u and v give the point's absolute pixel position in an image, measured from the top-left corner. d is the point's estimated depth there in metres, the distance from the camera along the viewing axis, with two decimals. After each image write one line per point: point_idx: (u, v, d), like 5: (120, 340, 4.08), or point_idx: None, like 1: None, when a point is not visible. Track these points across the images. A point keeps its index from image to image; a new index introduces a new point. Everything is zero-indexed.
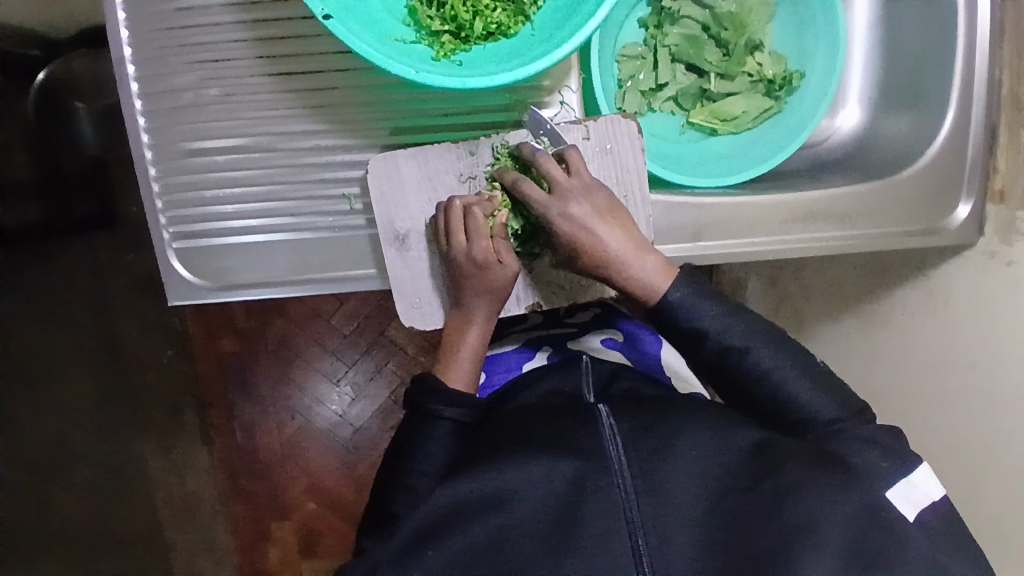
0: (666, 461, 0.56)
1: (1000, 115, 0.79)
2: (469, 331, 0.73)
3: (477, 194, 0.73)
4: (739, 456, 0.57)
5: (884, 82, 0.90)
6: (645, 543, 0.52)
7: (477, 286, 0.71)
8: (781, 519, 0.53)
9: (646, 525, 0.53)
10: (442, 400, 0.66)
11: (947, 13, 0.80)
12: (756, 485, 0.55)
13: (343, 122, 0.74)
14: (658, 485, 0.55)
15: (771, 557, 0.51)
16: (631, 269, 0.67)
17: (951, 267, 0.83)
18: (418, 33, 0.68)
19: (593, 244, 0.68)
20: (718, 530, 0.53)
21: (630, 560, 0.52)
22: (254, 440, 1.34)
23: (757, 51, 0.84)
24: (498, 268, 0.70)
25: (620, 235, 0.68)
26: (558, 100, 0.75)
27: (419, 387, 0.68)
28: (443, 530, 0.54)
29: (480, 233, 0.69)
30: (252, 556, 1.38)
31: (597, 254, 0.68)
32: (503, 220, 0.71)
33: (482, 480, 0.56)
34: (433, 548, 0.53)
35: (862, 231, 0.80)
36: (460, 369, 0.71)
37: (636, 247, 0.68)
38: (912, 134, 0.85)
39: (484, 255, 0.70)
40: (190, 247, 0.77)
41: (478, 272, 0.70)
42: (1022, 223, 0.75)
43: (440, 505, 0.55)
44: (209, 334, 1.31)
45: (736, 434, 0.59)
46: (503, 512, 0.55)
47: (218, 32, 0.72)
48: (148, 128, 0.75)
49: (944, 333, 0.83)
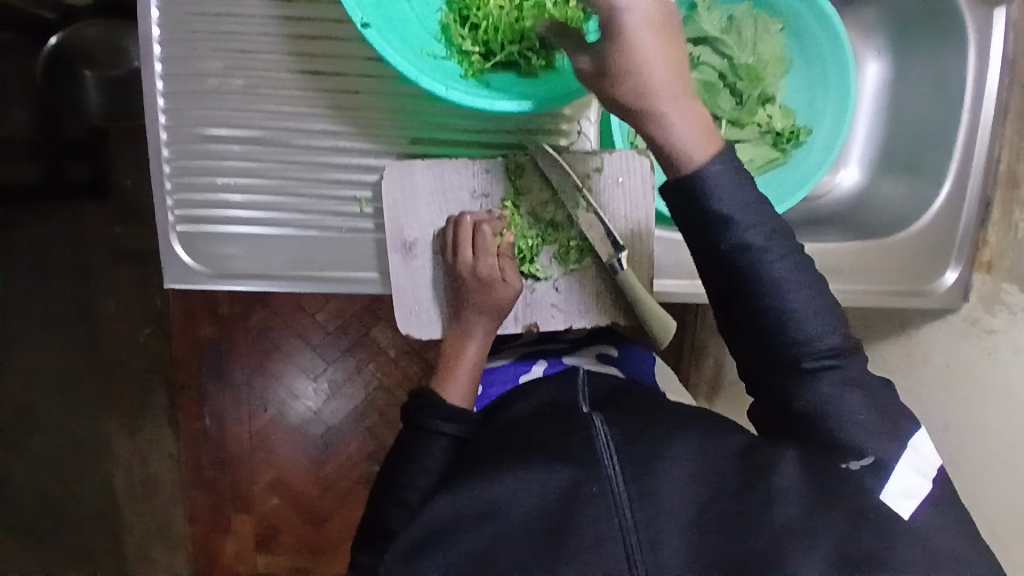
0: (658, 466, 0.56)
1: (993, 191, 0.82)
2: (469, 344, 0.74)
3: (488, 212, 0.75)
4: (729, 460, 0.58)
5: (886, 147, 0.92)
6: (639, 549, 0.52)
7: (478, 300, 0.73)
8: (772, 523, 0.52)
9: (637, 528, 0.53)
10: (437, 416, 0.69)
11: (956, 89, 0.83)
12: (746, 488, 0.54)
13: (364, 126, 0.74)
14: (651, 489, 0.55)
15: (760, 560, 0.50)
16: (671, 135, 0.53)
17: (932, 329, 0.86)
18: (448, 50, 0.68)
19: (639, 82, 0.51)
20: (709, 535, 0.52)
21: (624, 563, 0.52)
22: (223, 429, 1.31)
23: (769, 103, 0.87)
24: (502, 286, 0.73)
25: (671, 80, 0.51)
26: (576, 130, 0.77)
27: (417, 401, 0.71)
28: (438, 539, 0.56)
29: (487, 247, 0.72)
30: (206, 547, 1.35)
31: (643, 97, 0.51)
32: (510, 240, 0.74)
33: (477, 488, 0.58)
34: (430, 558, 0.55)
35: (853, 286, 0.83)
36: (457, 384, 0.72)
37: (682, 101, 0.53)
38: (906, 200, 0.88)
39: (488, 272, 0.72)
40: (194, 232, 0.76)
41: (483, 288, 0.73)
42: (1005, 294, 0.78)
43: (441, 514, 0.58)
44: (189, 313, 1.27)
45: (725, 440, 0.60)
46: (499, 520, 0.56)
47: (249, 23, 0.72)
48: (166, 109, 0.74)
49: (915, 394, 0.86)
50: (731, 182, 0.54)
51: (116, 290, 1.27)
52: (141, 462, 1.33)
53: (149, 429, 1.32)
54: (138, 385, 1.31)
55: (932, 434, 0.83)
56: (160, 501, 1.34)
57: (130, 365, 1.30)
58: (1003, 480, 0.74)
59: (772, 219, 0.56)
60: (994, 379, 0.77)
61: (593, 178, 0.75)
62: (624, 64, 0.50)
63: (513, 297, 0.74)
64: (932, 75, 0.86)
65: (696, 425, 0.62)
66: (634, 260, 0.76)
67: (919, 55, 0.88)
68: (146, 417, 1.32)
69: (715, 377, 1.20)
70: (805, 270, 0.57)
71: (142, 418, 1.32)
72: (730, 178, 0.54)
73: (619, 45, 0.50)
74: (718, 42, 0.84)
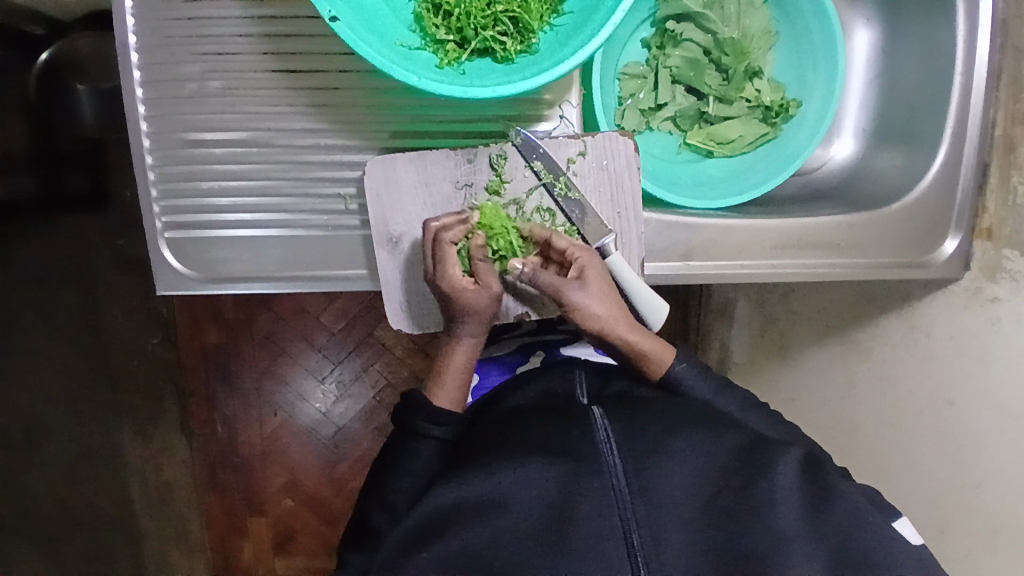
0: (660, 462, 0.61)
1: (990, 158, 0.81)
2: (457, 347, 0.72)
3: (456, 216, 0.72)
4: (728, 455, 0.63)
5: (879, 117, 0.91)
6: (640, 543, 0.58)
7: (453, 309, 0.70)
8: (771, 524, 0.58)
9: (639, 524, 0.58)
10: (425, 418, 0.68)
11: (947, 54, 0.81)
12: (748, 485, 0.60)
13: (345, 122, 0.74)
14: (652, 484, 0.60)
15: (758, 559, 0.57)
16: (639, 337, 0.72)
17: (934, 301, 0.84)
18: (424, 40, 0.68)
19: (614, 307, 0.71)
20: (709, 530, 0.59)
21: (626, 559, 0.57)
22: (234, 433, 1.33)
23: (757, 77, 0.85)
24: (473, 294, 0.69)
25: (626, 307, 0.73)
26: (558, 114, 0.75)
27: (407, 404, 0.70)
28: (437, 532, 0.60)
29: (449, 262, 0.69)
30: (223, 551, 1.37)
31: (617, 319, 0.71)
32: (479, 241, 0.71)
33: (476, 483, 0.61)
34: (427, 549, 0.59)
35: (850, 259, 0.81)
36: (449, 387, 0.72)
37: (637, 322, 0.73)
38: (903, 170, 0.86)
39: (452, 286, 0.69)
40: (183, 237, 0.77)
41: (454, 299, 0.69)
42: (1007, 262, 0.76)
43: (435, 508, 0.62)
44: (195, 325, 1.29)
45: (728, 434, 0.65)
46: (503, 512, 0.60)
47: (224, 25, 0.72)
48: (148, 116, 0.74)
49: (917, 368, 0.85)
50: (692, 375, 0.73)
51: (121, 301, 1.28)
52: (154, 470, 1.35)
53: (161, 437, 1.33)
54: (148, 393, 1.32)
55: (936, 408, 0.82)
56: (177, 507, 1.36)
57: (140, 375, 1.31)
58: (1012, 452, 0.73)
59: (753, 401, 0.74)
60: (998, 352, 0.75)
61: (577, 163, 0.74)
62: (602, 292, 0.70)
63: (489, 304, 0.70)
64: (923, 43, 0.85)
65: (693, 425, 0.65)
66: (623, 244, 0.76)
67: (911, 22, 0.86)
68: (159, 425, 1.33)
69: (720, 357, 1.23)
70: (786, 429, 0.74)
71: (154, 426, 1.33)
72: (689, 372, 0.72)
73: (596, 284, 0.70)
74: (701, 17, 0.82)
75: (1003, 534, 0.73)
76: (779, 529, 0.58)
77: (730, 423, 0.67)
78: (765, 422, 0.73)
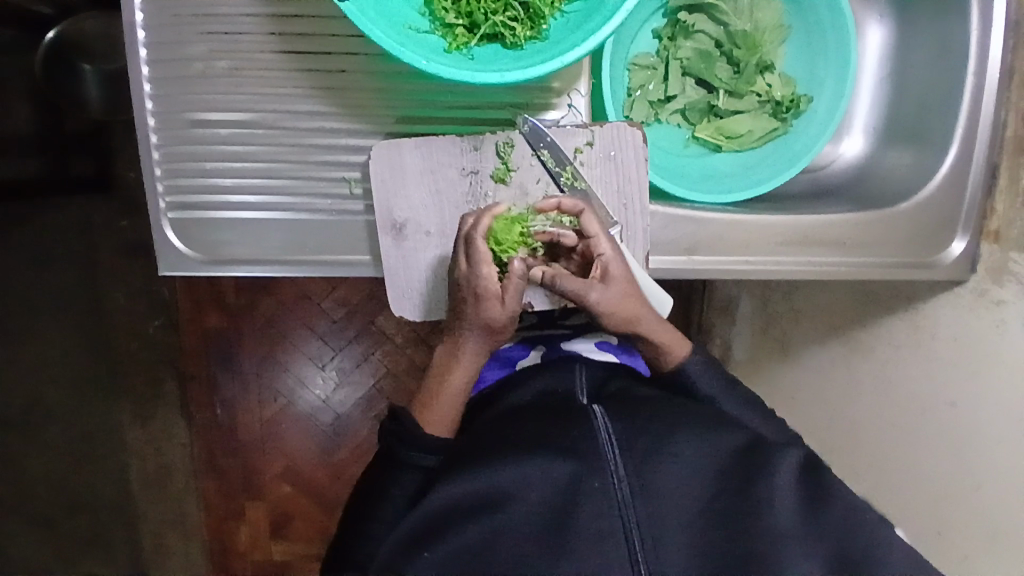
0: (662, 462, 0.61)
1: (1000, 158, 0.80)
2: (457, 367, 0.70)
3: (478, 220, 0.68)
4: (728, 456, 0.63)
5: (891, 115, 0.91)
6: (642, 549, 0.57)
7: (474, 314, 0.67)
8: (769, 524, 0.58)
9: (641, 527, 0.58)
10: (418, 447, 0.66)
11: (959, 53, 0.80)
12: (750, 486, 0.60)
13: (352, 105, 0.74)
14: (654, 484, 0.60)
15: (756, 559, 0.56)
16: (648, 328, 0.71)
17: (939, 303, 0.83)
18: (432, 24, 0.67)
19: (627, 307, 0.69)
20: (708, 533, 0.59)
21: (627, 563, 0.57)
22: (233, 418, 1.33)
23: (768, 72, 0.85)
24: (496, 302, 0.66)
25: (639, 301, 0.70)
26: (566, 103, 0.75)
27: (391, 425, 0.68)
28: (439, 532, 0.60)
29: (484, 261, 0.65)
30: (219, 535, 1.37)
31: (626, 314, 0.70)
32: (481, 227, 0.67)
33: (478, 480, 0.61)
34: (430, 550, 0.59)
35: (857, 259, 0.80)
36: (442, 412, 0.69)
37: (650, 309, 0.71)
38: (912, 169, 0.86)
39: (487, 283, 0.66)
40: (186, 218, 0.76)
41: (478, 303, 0.66)
42: (1014, 265, 0.76)
43: (437, 505, 0.61)
44: (196, 306, 1.28)
45: (728, 435, 0.64)
46: (504, 510, 0.60)
47: (232, 5, 0.72)
48: (154, 95, 0.74)
49: (922, 369, 0.84)
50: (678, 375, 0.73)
51: (122, 283, 1.28)
52: (153, 452, 1.35)
53: (160, 420, 1.33)
54: (148, 377, 1.32)
55: (939, 410, 0.82)
56: (175, 490, 1.36)
57: (139, 358, 1.31)
58: (1014, 456, 0.73)
59: (753, 401, 0.74)
60: (1003, 355, 0.75)
61: (584, 153, 0.74)
62: (619, 290, 0.68)
63: (503, 318, 0.67)
64: (937, 42, 0.84)
65: (693, 423, 0.65)
66: (628, 237, 0.75)
67: (925, 20, 0.85)
68: (158, 408, 1.33)
69: (722, 354, 1.23)
70: (783, 429, 0.73)
71: (153, 409, 1.33)
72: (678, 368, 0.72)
73: (617, 282, 0.68)
74: (713, 9, 0.82)
75: (1004, 539, 0.73)
76: (777, 528, 0.58)
77: (729, 421, 0.67)
78: (764, 422, 0.73)
